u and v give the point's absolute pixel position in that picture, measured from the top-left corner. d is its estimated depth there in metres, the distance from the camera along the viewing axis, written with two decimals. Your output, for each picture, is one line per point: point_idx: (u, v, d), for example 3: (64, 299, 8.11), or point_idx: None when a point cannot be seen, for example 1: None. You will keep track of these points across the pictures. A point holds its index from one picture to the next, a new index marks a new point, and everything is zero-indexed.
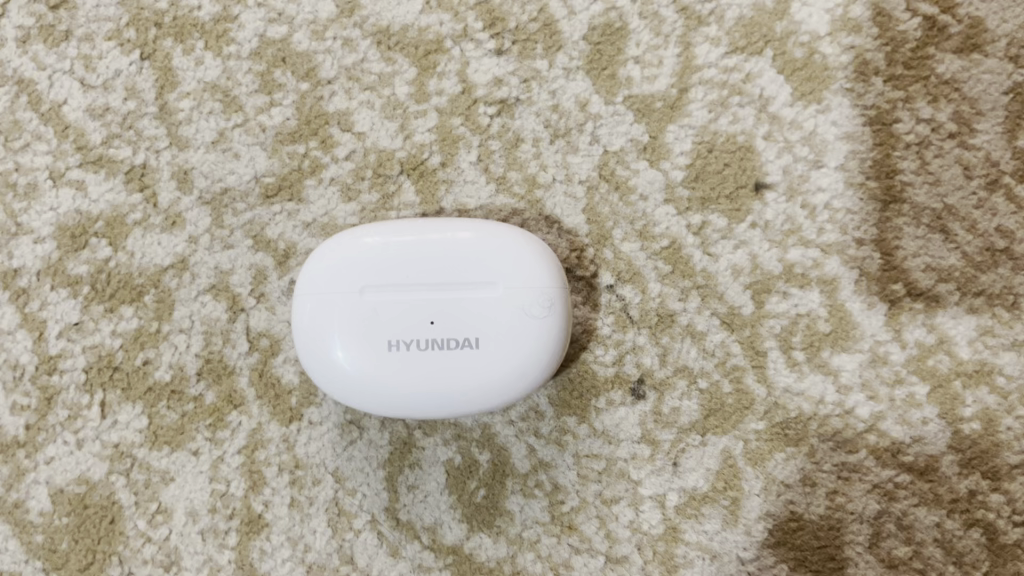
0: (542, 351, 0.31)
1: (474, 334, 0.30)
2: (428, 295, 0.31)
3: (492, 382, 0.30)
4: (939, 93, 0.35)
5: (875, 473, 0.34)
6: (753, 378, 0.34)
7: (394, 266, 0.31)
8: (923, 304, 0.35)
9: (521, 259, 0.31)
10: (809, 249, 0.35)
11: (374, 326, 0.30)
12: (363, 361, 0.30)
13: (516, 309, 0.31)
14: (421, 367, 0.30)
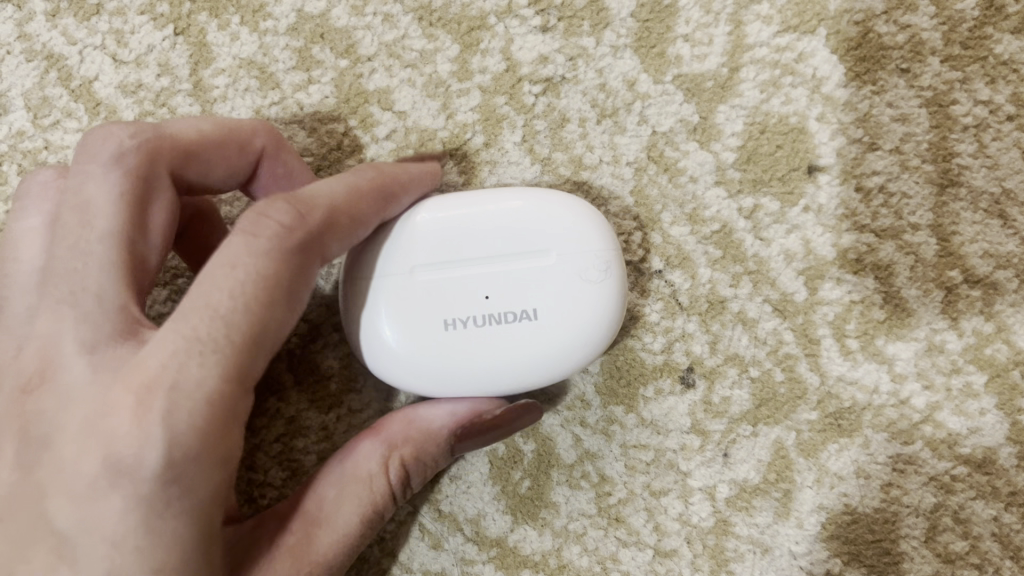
0: (602, 317, 0.30)
1: (531, 305, 0.29)
2: (479, 270, 0.30)
3: (556, 351, 0.29)
4: (999, 74, 0.34)
5: (931, 465, 0.33)
6: (806, 366, 0.33)
7: (442, 242, 0.30)
8: (981, 291, 0.34)
9: (569, 224, 0.30)
10: (864, 234, 0.34)
11: (428, 307, 0.29)
12: (417, 343, 0.29)
13: (572, 276, 0.29)
14: (480, 343, 0.29)
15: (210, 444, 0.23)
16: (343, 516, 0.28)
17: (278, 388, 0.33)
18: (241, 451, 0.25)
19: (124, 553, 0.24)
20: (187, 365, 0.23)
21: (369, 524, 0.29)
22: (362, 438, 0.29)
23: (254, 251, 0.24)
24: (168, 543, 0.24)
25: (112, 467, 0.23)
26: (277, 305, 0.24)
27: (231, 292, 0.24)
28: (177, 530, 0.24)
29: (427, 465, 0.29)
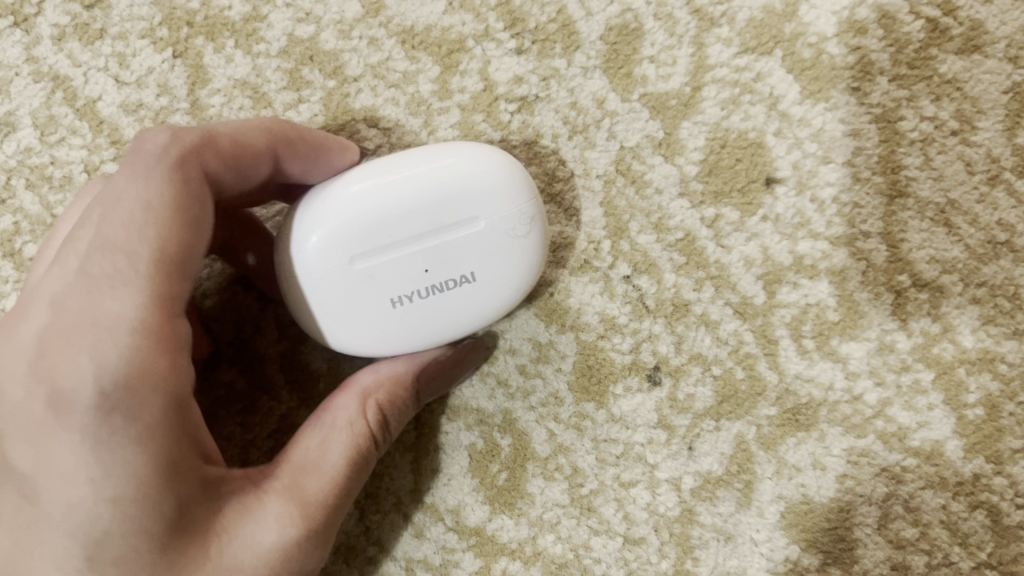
0: (529, 267, 0.32)
1: (468, 270, 0.31)
2: (416, 246, 0.30)
3: (494, 301, 0.32)
4: (942, 93, 0.37)
5: (883, 457, 0.36)
6: (765, 365, 0.36)
7: (373, 227, 0.30)
8: (927, 295, 0.36)
9: (490, 185, 0.30)
10: (818, 242, 0.36)
11: (374, 288, 0.31)
12: (363, 320, 0.31)
13: (501, 238, 0.31)
14: (427, 311, 0.31)
15: (147, 361, 0.27)
16: (332, 456, 0.30)
17: (270, 387, 0.35)
18: (183, 382, 0.27)
19: (79, 481, 0.26)
20: (104, 298, 0.27)
21: (358, 465, 0.31)
22: (337, 394, 0.32)
23: (150, 179, 0.28)
24: (119, 471, 0.26)
25: (57, 402, 0.27)
26: (164, 230, 0.27)
27: (145, 228, 0.27)
28: (125, 459, 0.26)
29: (401, 404, 0.32)
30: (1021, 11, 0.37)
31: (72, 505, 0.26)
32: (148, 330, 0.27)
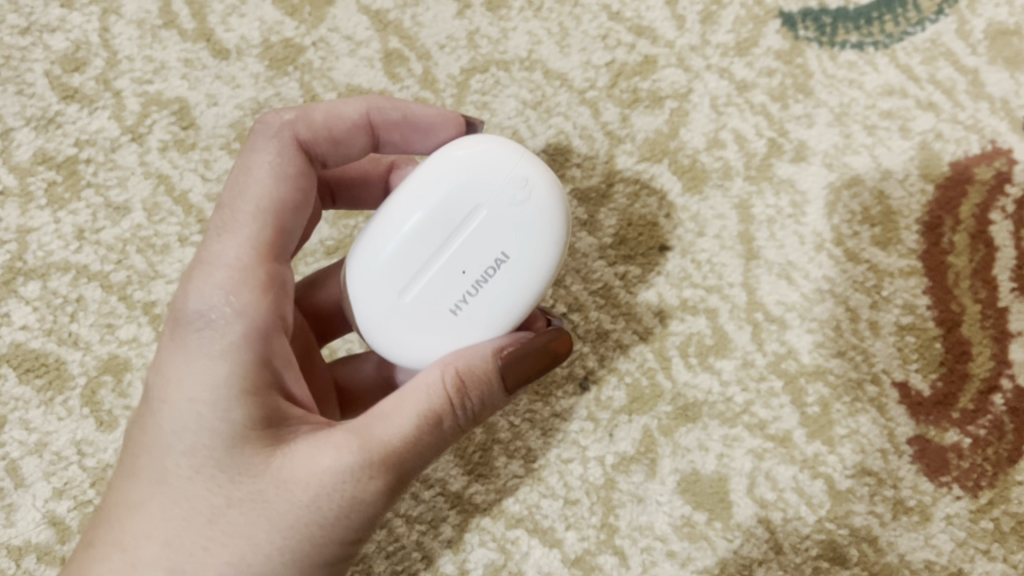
0: (542, 219, 0.40)
1: (496, 253, 0.40)
2: (448, 254, 0.40)
3: (531, 262, 0.40)
4: (780, 189, 0.53)
5: (749, 440, 0.50)
6: (662, 375, 0.50)
7: (399, 253, 0.40)
8: (776, 326, 0.51)
9: (477, 172, 0.40)
10: (698, 289, 0.51)
11: (432, 304, 0.40)
12: (437, 331, 0.40)
13: (506, 209, 0.40)
14: (481, 301, 0.40)
15: (241, 291, 0.38)
16: (403, 414, 0.36)
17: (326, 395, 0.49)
18: (255, 321, 0.37)
19: (176, 381, 0.37)
20: (222, 244, 0.38)
21: (421, 423, 0.36)
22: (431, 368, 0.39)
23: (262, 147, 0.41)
24: (205, 376, 0.36)
25: (179, 324, 0.38)
26: (273, 181, 0.40)
27: (259, 176, 0.40)
28: (210, 369, 0.36)
29: (471, 379, 0.38)
30: (829, 134, 0.54)
31: (168, 401, 0.37)
32: (239, 265, 0.38)
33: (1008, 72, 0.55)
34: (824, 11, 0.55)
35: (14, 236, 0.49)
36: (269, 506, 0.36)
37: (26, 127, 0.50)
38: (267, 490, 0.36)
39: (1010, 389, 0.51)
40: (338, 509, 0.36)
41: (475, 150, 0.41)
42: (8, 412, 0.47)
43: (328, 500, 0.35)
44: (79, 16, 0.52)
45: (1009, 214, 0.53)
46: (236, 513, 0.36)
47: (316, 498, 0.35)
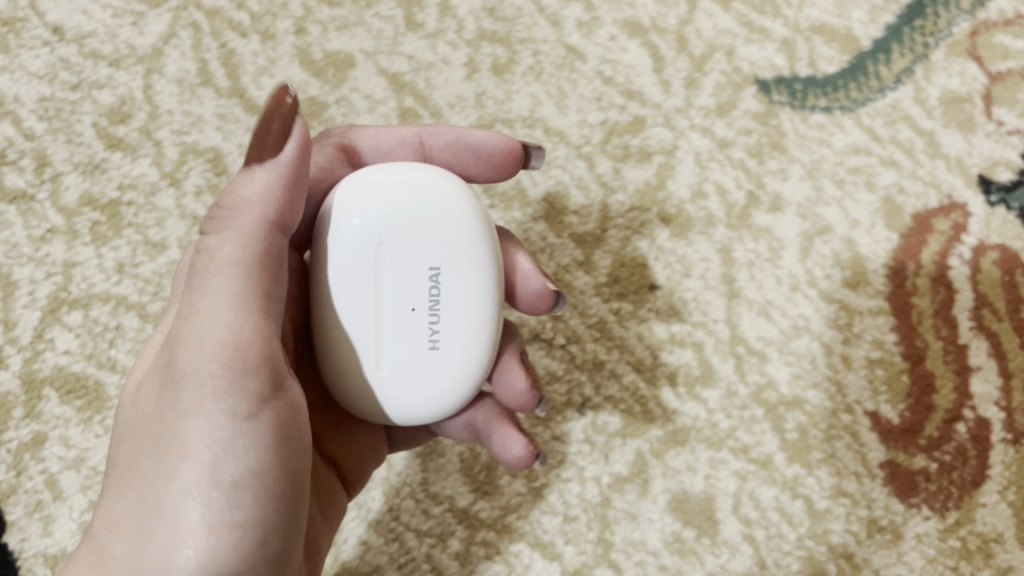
0: (441, 213, 0.42)
1: (429, 270, 0.42)
2: (392, 309, 0.42)
3: (463, 256, 0.42)
4: (759, 235, 0.58)
5: (733, 463, 0.54)
6: (653, 402, 0.55)
7: (352, 318, 0.42)
8: (756, 359, 0.56)
9: (352, 229, 0.41)
10: (685, 324, 0.56)
11: (411, 357, 0.43)
12: (431, 372, 0.43)
13: (397, 237, 0.42)
14: (452, 320, 0.43)
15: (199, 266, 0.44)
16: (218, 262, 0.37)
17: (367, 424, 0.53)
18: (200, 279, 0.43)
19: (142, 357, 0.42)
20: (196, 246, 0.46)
21: (201, 268, 0.37)
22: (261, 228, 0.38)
23: None
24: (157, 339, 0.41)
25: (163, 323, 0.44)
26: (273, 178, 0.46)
27: None
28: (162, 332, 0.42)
29: (231, 202, 0.37)
30: (803, 187, 0.60)
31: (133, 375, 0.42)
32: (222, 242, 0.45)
33: (961, 135, 0.61)
34: (794, 78, 0.62)
35: (59, 269, 0.53)
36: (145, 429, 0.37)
37: (74, 172, 0.55)
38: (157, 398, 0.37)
39: (971, 418, 0.56)
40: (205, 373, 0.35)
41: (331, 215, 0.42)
42: (48, 429, 0.50)
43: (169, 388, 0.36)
44: (125, 74, 0.57)
45: (966, 260, 0.59)
46: (142, 434, 0.37)
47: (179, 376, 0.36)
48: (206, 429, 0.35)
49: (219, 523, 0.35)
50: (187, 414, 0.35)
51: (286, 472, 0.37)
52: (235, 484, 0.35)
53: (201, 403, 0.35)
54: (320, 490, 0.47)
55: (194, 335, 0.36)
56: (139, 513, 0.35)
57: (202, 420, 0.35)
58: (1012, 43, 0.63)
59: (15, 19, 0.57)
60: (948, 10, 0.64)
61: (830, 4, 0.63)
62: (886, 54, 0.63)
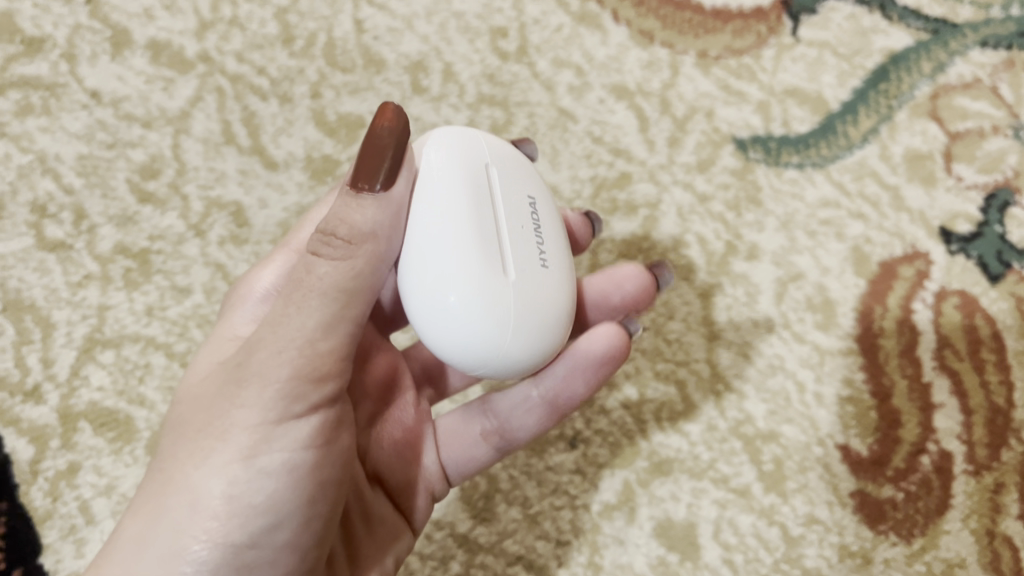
0: (514, 156, 0.49)
1: (526, 200, 0.48)
2: (510, 229, 0.45)
3: (537, 192, 0.49)
4: (736, 281, 0.63)
5: (713, 492, 0.58)
6: (639, 435, 0.59)
7: (476, 233, 0.43)
8: (735, 395, 0.61)
9: (464, 157, 0.45)
10: (669, 363, 0.61)
11: (530, 274, 0.45)
12: (550, 287, 0.46)
13: (496, 170, 0.47)
14: (550, 243, 0.48)
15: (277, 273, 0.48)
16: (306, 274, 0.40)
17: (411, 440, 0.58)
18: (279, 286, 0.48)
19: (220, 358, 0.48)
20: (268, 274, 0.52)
21: (302, 286, 0.40)
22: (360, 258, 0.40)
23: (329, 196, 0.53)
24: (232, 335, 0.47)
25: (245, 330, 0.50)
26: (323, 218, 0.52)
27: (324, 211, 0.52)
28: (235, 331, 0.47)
29: (341, 225, 0.40)
30: (778, 237, 0.65)
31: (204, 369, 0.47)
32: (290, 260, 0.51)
33: (923, 189, 0.67)
34: (769, 137, 0.67)
35: (94, 312, 0.58)
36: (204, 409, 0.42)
37: (109, 223, 0.60)
38: (220, 390, 0.42)
39: (935, 451, 0.60)
40: (266, 377, 0.40)
41: (438, 154, 0.44)
42: (82, 459, 0.55)
43: (236, 380, 0.41)
44: (156, 135, 0.63)
45: (928, 304, 0.64)
46: (200, 422, 0.42)
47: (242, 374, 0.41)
48: (257, 423, 0.40)
49: (242, 502, 0.40)
50: (243, 406, 0.40)
51: (315, 472, 0.42)
52: (268, 472, 0.40)
53: (261, 400, 0.40)
54: (359, 512, 0.51)
55: (272, 343, 0.40)
56: (176, 479, 0.41)
57: (255, 414, 0.40)
58: (970, 105, 0.69)
59: (56, 84, 0.63)
60: (910, 75, 0.69)
61: (801, 69, 0.69)
62: (853, 115, 0.68)
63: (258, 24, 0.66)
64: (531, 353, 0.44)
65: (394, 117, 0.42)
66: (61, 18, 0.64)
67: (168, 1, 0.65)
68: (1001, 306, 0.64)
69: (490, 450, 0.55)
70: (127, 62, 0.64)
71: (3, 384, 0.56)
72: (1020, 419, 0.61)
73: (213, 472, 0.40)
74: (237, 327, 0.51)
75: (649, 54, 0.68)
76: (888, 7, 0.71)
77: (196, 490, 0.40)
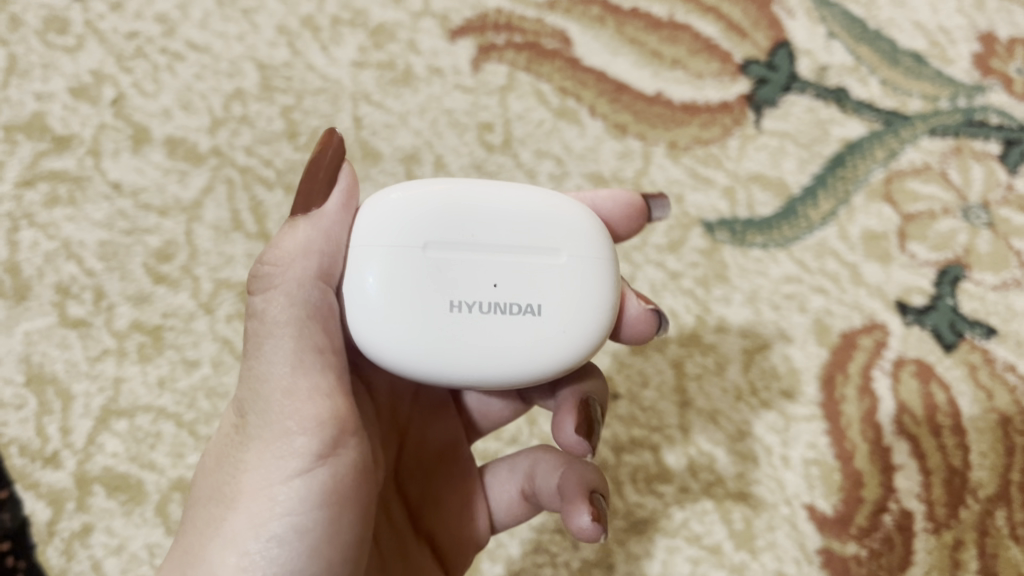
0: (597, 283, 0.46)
1: (534, 305, 0.45)
2: (491, 265, 0.45)
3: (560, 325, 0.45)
4: (706, 351, 0.68)
5: (686, 549, 0.63)
6: (616, 496, 0.64)
7: (461, 221, 0.45)
8: (706, 459, 0.65)
9: (573, 232, 0.46)
10: (643, 430, 0.66)
11: (445, 287, 0.44)
12: (428, 323, 0.44)
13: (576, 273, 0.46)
14: (490, 329, 0.44)
15: None
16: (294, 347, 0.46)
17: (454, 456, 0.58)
18: None
19: None
20: None
21: (256, 335, 0.43)
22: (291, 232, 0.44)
23: None
24: None
25: None
26: None
27: None
28: None
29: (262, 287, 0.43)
30: (743, 311, 0.70)
31: None
32: None
33: (880, 266, 0.72)
34: (734, 220, 0.73)
35: (110, 384, 0.63)
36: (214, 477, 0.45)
37: (126, 303, 0.66)
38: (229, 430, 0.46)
39: (896, 509, 0.65)
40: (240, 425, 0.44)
41: (569, 214, 0.47)
42: (97, 520, 0.60)
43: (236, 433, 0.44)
44: (171, 222, 0.68)
45: (887, 372, 0.68)
46: (221, 447, 0.46)
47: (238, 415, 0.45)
48: (258, 482, 0.42)
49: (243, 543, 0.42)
50: (244, 467, 0.43)
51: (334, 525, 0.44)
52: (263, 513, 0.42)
53: (263, 461, 0.43)
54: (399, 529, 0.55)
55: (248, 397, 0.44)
56: (194, 511, 0.45)
57: (254, 475, 0.43)
58: (921, 188, 0.74)
59: (81, 177, 0.69)
60: (865, 161, 0.75)
61: (764, 158, 0.75)
62: (813, 198, 0.74)
63: (266, 121, 0.72)
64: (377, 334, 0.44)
65: (329, 147, 0.46)
66: (88, 118, 0.71)
67: (184, 101, 0.72)
68: (955, 374, 0.69)
69: (532, 508, 0.58)
70: (146, 157, 0.70)
71: (25, 451, 0.61)
72: (975, 480, 0.66)
73: (214, 503, 0.44)
74: None
75: (622, 145, 0.75)
76: (844, 100, 0.78)
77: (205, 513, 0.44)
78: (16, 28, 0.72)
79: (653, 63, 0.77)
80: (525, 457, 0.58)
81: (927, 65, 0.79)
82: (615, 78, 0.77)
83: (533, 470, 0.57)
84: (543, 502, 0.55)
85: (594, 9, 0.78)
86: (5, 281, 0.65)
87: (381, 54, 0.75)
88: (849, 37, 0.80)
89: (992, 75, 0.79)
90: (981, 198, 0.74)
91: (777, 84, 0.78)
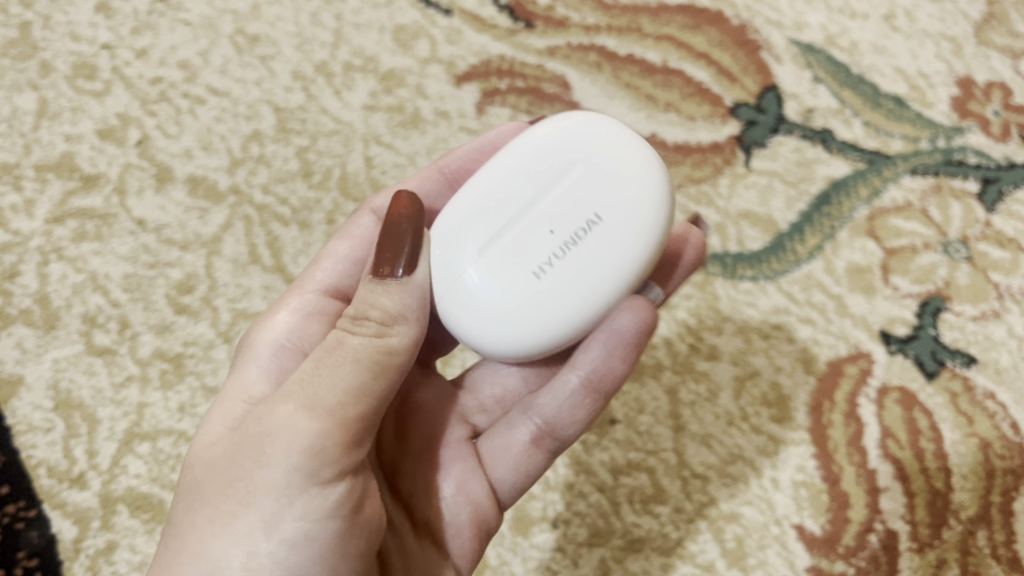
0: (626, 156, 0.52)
1: (590, 217, 0.51)
2: (536, 220, 0.51)
3: (622, 205, 0.51)
4: (699, 379, 0.72)
5: (681, 567, 0.66)
6: (614, 516, 0.68)
7: (488, 209, 0.51)
8: (700, 481, 0.69)
9: (563, 146, 0.52)
10: (639, 453, 0.69)
11: (523, 263, 0.50)
12: (535, 291, 0.50)
13: (594, 168, 0.51)
14: (572, 256, 0.50)
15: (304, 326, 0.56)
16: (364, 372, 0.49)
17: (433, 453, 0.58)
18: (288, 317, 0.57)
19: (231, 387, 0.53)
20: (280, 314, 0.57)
21: (334, 355, 0.45)
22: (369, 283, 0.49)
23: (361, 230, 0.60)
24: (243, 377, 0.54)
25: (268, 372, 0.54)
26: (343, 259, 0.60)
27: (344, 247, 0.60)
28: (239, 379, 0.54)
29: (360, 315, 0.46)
30: (734, 340, 0.73)
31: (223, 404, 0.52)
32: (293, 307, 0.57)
33: (865, 298, 0.76)
34: (725, 254, 0.77)
35: (134, 409, 0.67)
36: (223, 471, 0.45)
37: (149, 332, 0.70)
38: (251, 435, 0.45)
39: (881, 529, 0.68)
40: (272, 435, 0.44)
41: (548, 138, 0.53)
42: (120, 538, 0.64)
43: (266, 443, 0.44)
44: (192, 256, 0.72)
45: (872, 398, 0.72)
46: (240, 452, 0.45)
47: (269, 423, 0.45)
48: (284, 483, 0.43)
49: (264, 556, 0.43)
50: (269, 465, 0.44)
51: (341, 541, 0.45)
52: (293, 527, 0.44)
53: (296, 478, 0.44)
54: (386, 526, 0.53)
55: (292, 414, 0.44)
56: (214, 514, 0.45)
57: (279, 475, 0.43)
58: (903, 225, 0.78)
59: (108, 214, 0.73)
60: (849, 200, 0.79)
61: (753, 195, 0.79)
62: (800, 234, 0.78)
63: (282, 161, 0.76)
64: (516, 330, 0.50)
65: (405, 204, 0.51)
66: (114, 158, 0.75)
67: (205, 142, 0.76)
68: (936, 401, 0.72)
69: (542, 454, 0.58)
70: (169, 195, 0.74)
71: (52, 472, 0.64)
72: (957, 501, 0.69)
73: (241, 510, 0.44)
74: (247, 386, 0.53)
75: None
76: (829, 141, 0.82)
77: (232, 518, 0.44)
78: (47, 74, 0.77)
79: (648, 106, 0.82)
80: (518, 408, 0.58)
81: (908, 108, 0.83)
82: (612, 121, 0.81)
83: (530, 408, 0.57)
84: (565, 427, 0.56)
85: (592, 56, 0.83)
86: (35, 312, 0.69)
87: (391, 98, 0.79)
88: (834, 83, 0.84)
89: (969, 118, 0.83)
90: (961, 234, 0.78)
91: (765, 126, 0.82)
